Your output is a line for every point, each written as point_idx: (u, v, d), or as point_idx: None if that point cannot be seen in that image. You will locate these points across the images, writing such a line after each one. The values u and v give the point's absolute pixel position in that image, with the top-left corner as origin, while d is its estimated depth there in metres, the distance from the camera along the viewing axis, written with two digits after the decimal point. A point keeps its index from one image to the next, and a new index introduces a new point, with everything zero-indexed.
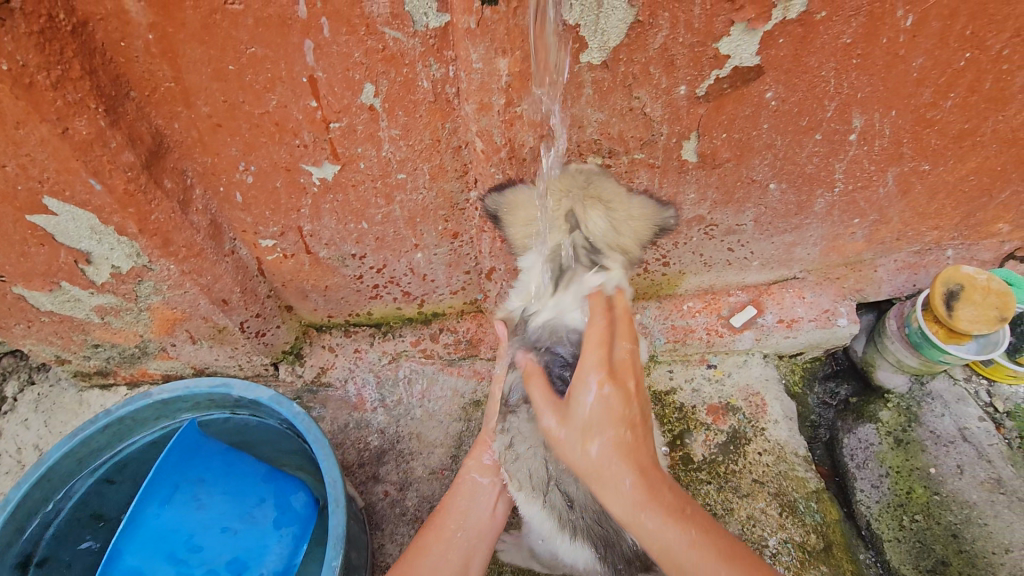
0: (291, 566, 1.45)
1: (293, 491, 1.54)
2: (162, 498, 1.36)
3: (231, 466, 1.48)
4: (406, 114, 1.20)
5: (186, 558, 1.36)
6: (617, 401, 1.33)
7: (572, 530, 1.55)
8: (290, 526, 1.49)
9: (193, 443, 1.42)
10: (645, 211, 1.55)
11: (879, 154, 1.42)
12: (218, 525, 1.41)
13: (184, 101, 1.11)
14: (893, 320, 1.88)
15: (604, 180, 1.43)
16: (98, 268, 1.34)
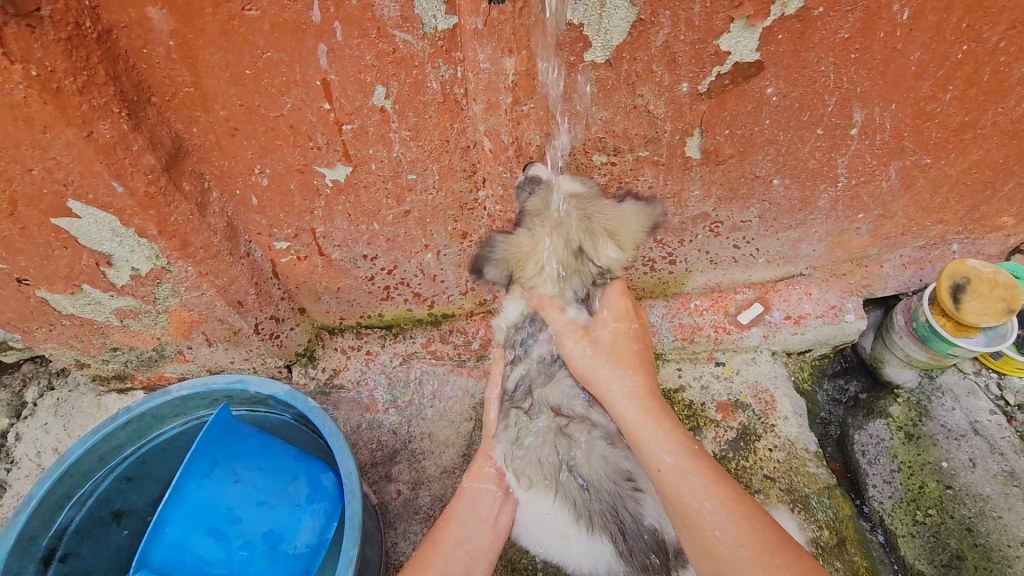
0: (323, 542, 1.42)
1: (323, 470, 1.48)
2: (202, 472, 1.34)
3: (266, 446, 1.46)
4: (416, 115, 1.24)
5: (225, 530, 1.35)
6: (635, 330, 1.46)
7: (589, 522, 1.49)
8: (322, 503, 1.44)
9: (226, 425, 1.38)
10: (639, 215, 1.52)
11: (882, 148, 1.44)
12: (256, 498, 1.40)
13: (203, 105, 1.16)
14: (900, 315, 1.89)
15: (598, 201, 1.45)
16: (118, 271, 1.38)
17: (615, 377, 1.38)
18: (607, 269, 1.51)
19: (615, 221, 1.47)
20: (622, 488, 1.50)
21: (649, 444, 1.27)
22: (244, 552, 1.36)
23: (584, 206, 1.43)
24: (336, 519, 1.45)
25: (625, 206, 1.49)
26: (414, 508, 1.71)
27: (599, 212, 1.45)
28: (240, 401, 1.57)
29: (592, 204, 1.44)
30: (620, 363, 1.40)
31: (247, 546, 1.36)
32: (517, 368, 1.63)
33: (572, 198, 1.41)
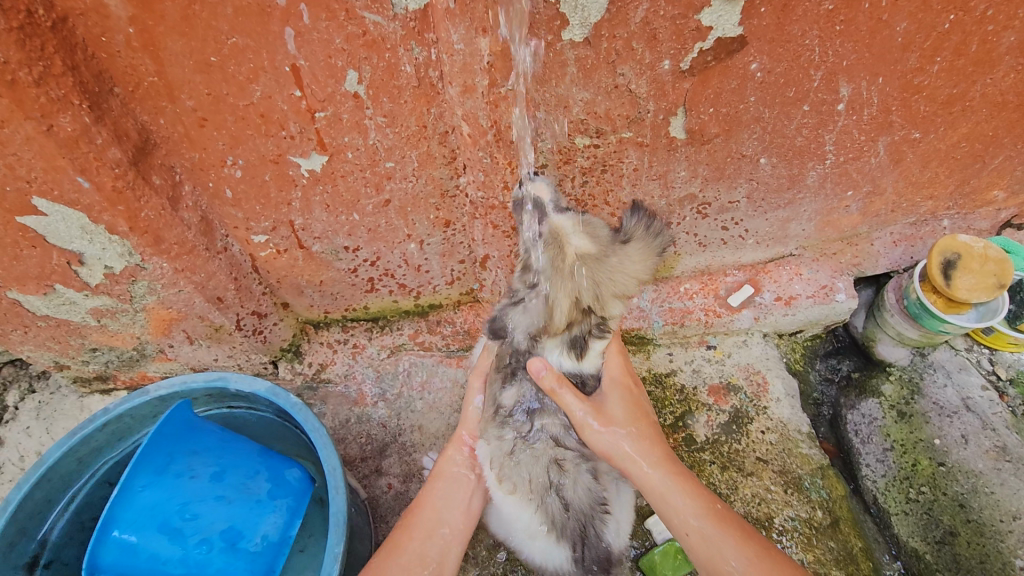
0: (286, 539, 1.40)
1: (287, 465, 1.47)
2: (155, 469, 1.30)
3: (229, 442, 1.44)
4: (391, 100, 1.20)
5: (181, 526, 1.31)
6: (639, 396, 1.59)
7: (559, 532, 1.59)
8: (285, 498, 1.42)
9: (184, 420, 1.36)
10: (643, 254, 1.52)
11: (869, 122, 1.41)
12: (214, 493, 1.36)
13: (169, 95, 1.12)
14: (891, 293, 1.87)
15: (605, 263, 1.47)
16: (91, 269, 1.34)
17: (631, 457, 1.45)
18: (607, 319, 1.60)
19: (624, 276, 1.50)
20: (595, 512, 1.58)
21: (666, 519, 1.37)
22: (202, 550, 1.32)
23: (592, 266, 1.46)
24: (299, 516, 1.44)
25: (630, 248, 1.51)
26: (406, 501, 1.70)
27: (607, 274, 1.48)
28: (218, 400, 1.55)
29: (598, 258, 1.46)
30: (636, 446, 1.45)
31: (205, 543, 1.32)
32: (511, 389, 1.66)
33: (580, 257, 1.44)
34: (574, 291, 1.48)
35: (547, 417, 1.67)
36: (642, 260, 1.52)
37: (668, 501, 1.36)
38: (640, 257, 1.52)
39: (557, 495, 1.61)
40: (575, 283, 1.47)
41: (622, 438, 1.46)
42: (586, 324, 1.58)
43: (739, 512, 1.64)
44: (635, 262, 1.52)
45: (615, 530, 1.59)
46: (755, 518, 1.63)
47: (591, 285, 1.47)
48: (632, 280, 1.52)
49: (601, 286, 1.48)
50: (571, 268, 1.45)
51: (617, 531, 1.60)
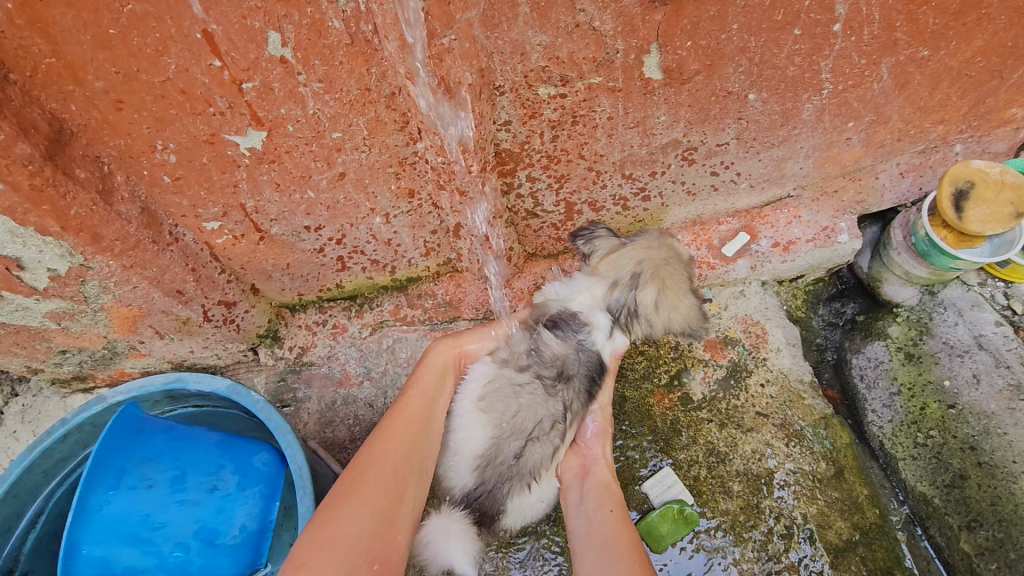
0: (265, 524, 1.42)
1: (252, 453, 1.46)
2: (108, 484, 1.28)
3: (181, 441, 1.39)
4: (324, 63, 1.07)
5: (150, 536, 1.31)
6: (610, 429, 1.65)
7: (484, 464, 1.48)
8: (255, 487, 1.43)
9: (131, 427, 1.31)
10: (687, 314, 1.63)
11: (870, 43, 1.25)
12: (175, 498, 1.34)
13: (73, 77, 1.00)
14: (898, 231, 1.75)
15: (676, 266, 1.62)
16: (35, 273, 1.25)
17: (595, 449, 1.55)
18: (641, 311, 1.62)
19: (673, 295, 1.61)
20: (523, 476, 1.50)
21: (596, 501, 1.43)
22: (179, 553, 1.32)
23: (669, 252, 1.61)
24: (275, 500, 1.45)
25: (688, 299, 1.63)
26: None
27: (670, 275, 1.60)
28: (181, 400, 1.56)
29: (676, 266, 1.62)
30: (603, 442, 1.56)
31: (180, 547, 1.32)
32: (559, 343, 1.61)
33: (673, 251, 1.62)
34: (643, 254, 1.59)
35: (566, 391, 1.56)
36: (683, 319, 1.63)
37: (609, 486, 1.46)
38: (689, 314, 1.63)
39: (521, 444, 1.50)
40: (646, 255, 1.59)
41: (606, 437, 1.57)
42: (620, 296, 1.62)
43: (738, 470, 1.59)
44: (677, 310, 1.62)
45: (516, 513, 1.53)
46: (755, 474, 1.59)
47: (653, 267, 1.59)
48: (663, 313, 1.61)
49: (660, 272, 1.59)
50: (651, 247, 1.60)
51: (519, 512, 1.53)
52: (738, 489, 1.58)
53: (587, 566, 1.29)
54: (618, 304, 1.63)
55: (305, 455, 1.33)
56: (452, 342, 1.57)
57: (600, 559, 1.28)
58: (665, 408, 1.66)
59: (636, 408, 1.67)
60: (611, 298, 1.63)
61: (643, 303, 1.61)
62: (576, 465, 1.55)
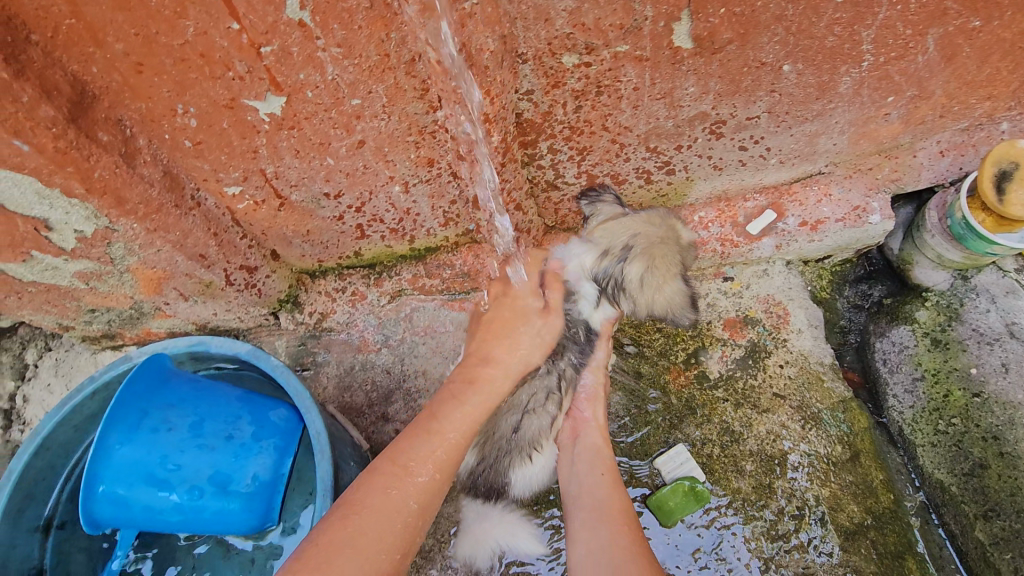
0: (279, 476, 1.44)
1: (270, 407, 1.48)
2: (129, 426, 1.35)
3: (203, 391, 1.44)
4: (343, 27, 1.05)
5: (166, 477, 1.37)
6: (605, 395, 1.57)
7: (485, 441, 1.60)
8: (270, 439, 1.45)
9: (153, 376, 1.38)
10: (671, 299, 1.59)
11: (917, 12, 1.18)
12: (194, 442, 1.40)
13: (93, 39, 0.99)
14: (933, 212, 1.68)
15: (668, 248, 1.55)
16: (62, 234, 1.28)
17: (588, 414, 1.54)
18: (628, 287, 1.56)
19: (658, 276, 1.55)
20: (524, 449, 1.58)
21: (588, 465, 1.44)
22: (193, 496, 1.38)
23: (665, 229, 1.55)
24: (289, 454, 1.46)
25: (676, 284, 1.59)
26: None
27: (660, 253, 1.54)
28: (207, 361, 1.60)
29: (670, 248, 1.56)
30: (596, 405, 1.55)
31: (195, 490, 1.38)
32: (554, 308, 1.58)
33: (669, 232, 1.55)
34: (639, 228, 1.52)
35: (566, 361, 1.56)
36: (664, 303, 1.59)
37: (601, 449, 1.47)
38: (672, 299, 1.60)
39: (518, 418, 1.57)
40: (644, 230, 1.52)
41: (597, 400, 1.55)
42: (609, 265, 1.55)
43: (752, 449, 1.59)
44: (663, 293, 1.58)
45: (522, 484, 1.60)
46: (767, 454, 1.58)
47: (647, 244, 1.52)
48: (647, 292, 1.57)
49: (652, 249, 1.52)
50: (650, 222, 1.53)
51: (525, 482, 1.60)
52: (750, 469, 1.58)
53: (577, 524, 1.32)
54: (607, 274, 1.56)
55: (324, 421, 1.35)
56: (508, 373, 1.42)
57: (590, 520, 1.30)
58: (681, 387, 1.66)
59: (652, 385, 1.67)
60: (602, 266, 1.56)
61: (630, 277, 1.55)
62: (568, 427, 1.56)
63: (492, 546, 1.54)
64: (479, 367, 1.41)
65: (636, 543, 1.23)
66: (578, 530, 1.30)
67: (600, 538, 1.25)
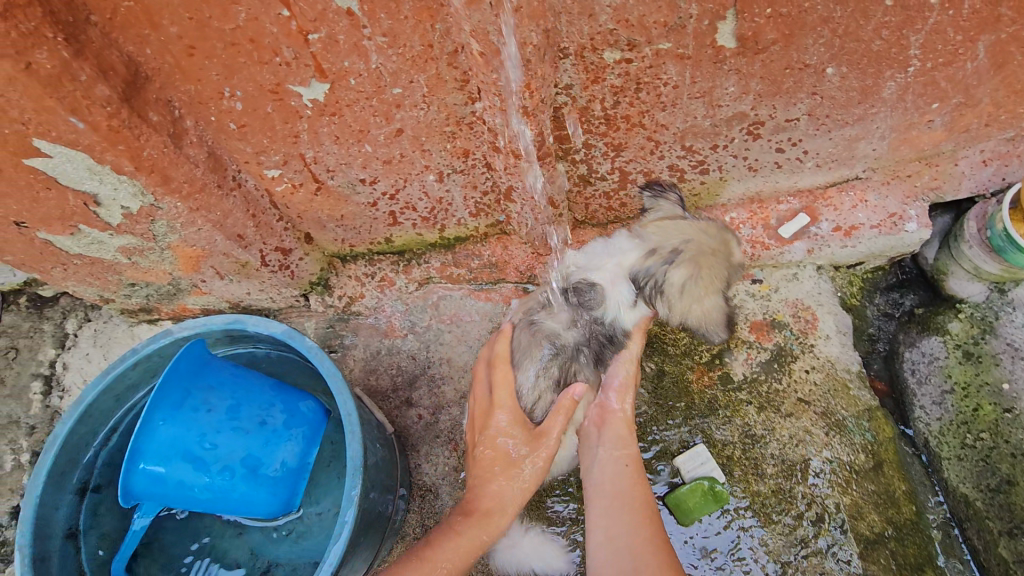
0: (305, 465, 1.50)
1: (300, 398, 1.53)
2: (172, 405, 1.39)
3: (240, 377, 1.49)
4: (389, 17, 1.06)
5: (201, 456, 1.41)
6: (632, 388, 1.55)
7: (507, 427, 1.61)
8: (300, 428, 1.50)
9: (198, 358, 1.43)
10: (708, 309, 1.67)
11: (970, 18, 1.15)
12: (229, 424, 1.44)
13: (149, 21, 1.02)
14: (972, 223, 1.66)
15: (712, 259, 1.66)
16: (110, 210, 1.32)
17: (616, 404, 1.54)
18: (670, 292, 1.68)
19: (696, 288, 1.66)
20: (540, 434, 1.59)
21: (611, 452, 1.47)
22: (225, 476, 1.42)
23: (708, 237, 1.66)
24: (315, 444, 1.52)
25: (717, 297, 1.68)
26: (435, 431, 1.73)
27: (708, 265, 1.66)
28: (243, 341, 1.64)
29: (718, 259, 1.67)
30: (625, 395, 1.54)
31: (227, 470, 1.42)
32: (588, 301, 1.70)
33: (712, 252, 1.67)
34: (686, 237, 1.65)
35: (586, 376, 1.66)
36: (699, 316, 1.67)
37: (626, 439, 1.48)
38: (710, 312, 1.68)
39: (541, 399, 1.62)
40: (698, 237, 1.65)
41: (626, 391, 1.55)
42: (653, 267, 1.68)
43: (774, 453, 1.59)
44: (701, 303, 1.67)
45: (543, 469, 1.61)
46: (788, 459, 1.58)
47: (696, 250, 1.65)
48: (686, 299, 1.67)
49: (699, 258, 1.65)
50: (706, 232, 1.66)
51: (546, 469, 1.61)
52: (771, 473, 1.57)
53: (598, 514, 1.38)
54: (648, 275, 1.69)
55: (355, 403, 1.38)
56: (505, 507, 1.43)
57: (611, 509, 1.37)
58: (704, 387, 1.66)
59: (675, 383, 1.67)
60: (646, 265, 1.69)
61: (672, 279, 1.67)
62: (595, 413, 1.56)
63: (523, 565, 1.57)
64: (483, 485, 1.46)
65: (656, 535, 1.30)
66: (598, 519, 1.37)
67: (620, 527, 1.33)
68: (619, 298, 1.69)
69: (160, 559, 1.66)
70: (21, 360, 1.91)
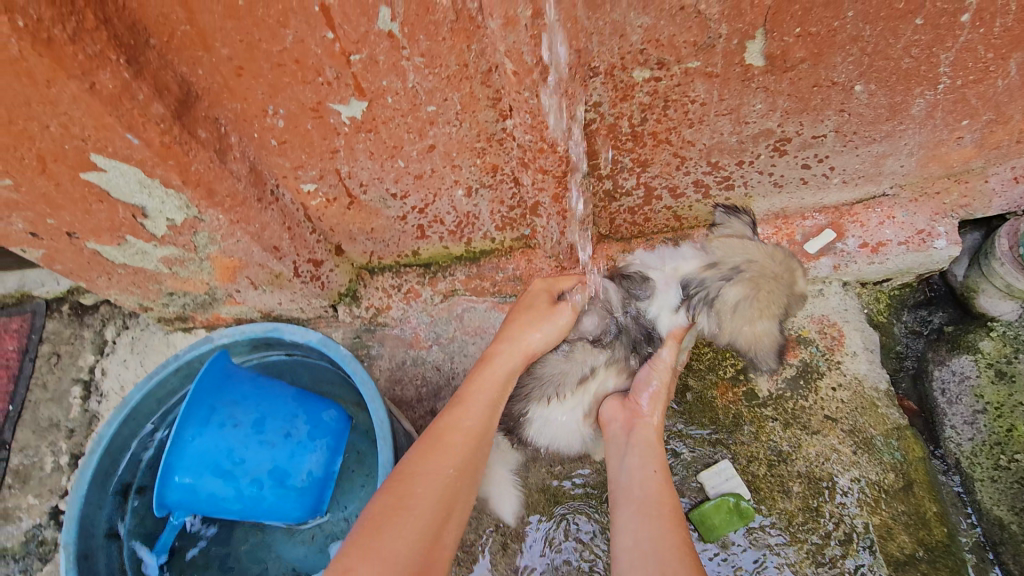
0: (330, 474, 1.51)
1: (323, 407, 1.55)
2: (200, 421, 1.44)
3: (263, 390, 1.52)
4: (428, 38, 1.11)
5: (230, 470, 1.45)
6: (664, 396, 1.55)
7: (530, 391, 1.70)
8: (324, 439, 1.52)
9: (220, 372, 1.46)
10: (756, 331, 1.63)
11: (1001, 36, 1.16)
12: (255, 439, 1.47)
13: (203, 43, 1.08)
14: (1004, 240, 1.64)
15: (767, 284, 1.61)
16: (156, 221, 1.38)
17: (647, 411, 1.53)
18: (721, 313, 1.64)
19: (746, 311, 1.62)
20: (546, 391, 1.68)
21: (640, 458, 1.44)
22: (254, 488, 1.46)
23: (769, 259, 1.60)
24: (340, 452, 1.54)
25: (767, 326, 1.64)
26: None
27: (766, 288, 1.60)
28: (277, 348, 1.68)
29: (779, 286, 1.61)
30: (658, 403, 1.54)
31: (255, 483, 1.45)
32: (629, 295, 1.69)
33: (765, 279, 1.60)
34: (747, 255, 1.60)
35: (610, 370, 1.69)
36: (749, 337, 1.64)
37: (655, 448, 1.46)
38: (761, 337, 1.64)
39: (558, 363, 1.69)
40: (762, 261, 1.60)
41: (659, 402, 1.54)
42: (707, 281, 1.65)
43: (800, 471, 1.57)
44: (746, 327, 1.63)
45: (540, 426, 1.67)
46: (815, 477, 1.56)
47: (757, 272, 1.60)
48: (736, 320, 1.63)
49: (756, 283, 1.61)
50: (772, 257, 1.61)
51: (543, 426, 1.67)
52: (797, 490, 1.56)
53: (626, 517, 1.34)
54: (701, 291, 1.65)
55: (387, 410, 1.40)
56: (519, 350, 1.52)
57: (637, 513, 1.33)
58: (729, 402, 1.65)
59: (698, 399, 1.67)
60: (704, 277, 1.65)
61: (727, 297, 1.63)
62: (622, 417, 1.56)
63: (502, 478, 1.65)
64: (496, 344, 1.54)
65: (685, 542, 1.25)
66: (626, 525, 1.31)
67: (647, 531, 1.28)
68: (664, 307, 1.68)
69: (191, 562, 1.70)
70: (63, 365, 1.99)
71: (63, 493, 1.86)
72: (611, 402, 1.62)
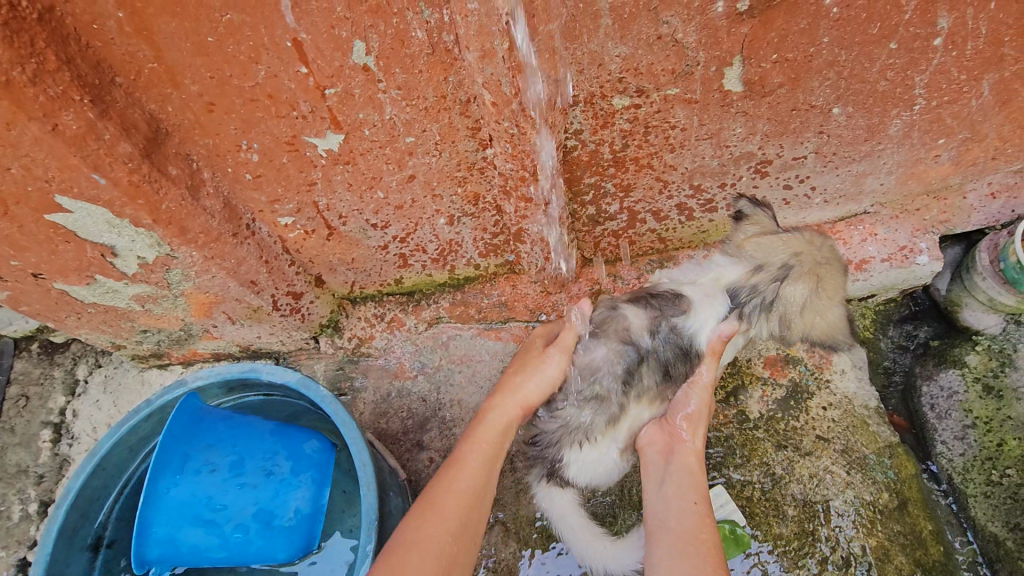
0: (319, 508, 1.46)
1: (303, 439, 1.50)
2: (174, 469, 1.37)
3: (238, 428, 1.45)
4: (404, 71, 1.10)
5: (212, 518, 1.39)
6: (703, 415, 1.43)
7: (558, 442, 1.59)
8: (307, 472, 1.47)
9: (192, 413, 1.40)
10: (826, 326, 1.53)
11: (973, 58, 1.17)
12: (235, 482, 1.42)
13: (172, 81, 1.05)
14: (984, 254, 1.65)
15: (832, 271, 1.49)
16: (126, 260, 1.33)
17: (687, 435, 1.40)
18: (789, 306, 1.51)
19: (814, 308, 1.50)
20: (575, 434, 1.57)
21: (677, 488, 1.28)
22: (239, 534, 1.40)
23: (815, 256, 1.48)
24: (326, 485, 1.49)
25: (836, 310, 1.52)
26: None
27: (829, 275, 1.49)
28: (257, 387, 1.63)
29: (836, 269, 1.49)
30: (699, 428, 1.41)
31: (240, 529, 1.40)
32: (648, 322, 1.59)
33: (829, 262, 1.48)
34: (795, 249, 1.48)
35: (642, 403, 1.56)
36: (824, 329, 1.53)
37: (694, 473, 1.31)
38: (834, 325, 1.53)
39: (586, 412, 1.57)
40: (805, 249, 1.48)
41: (697, 422, 1.42)
42: (756, 287, 1.52)
43: (794, 494, 1.55)
44: (819, 318, 1.51)
45: (579, 467, 1.56)
46: (811, 500, 1.54)
47: (810, 263, 1.48)
48: (808, 316, 1.51)
49: (818, 271, 1.48)
50: (811, 242, 1.49)
51: (581, 468, 1.55)
52: (792, 515, 1.53)
53: (659, 551, 1.17)
54: (749, 296, 1.53)
55: (368, 451, 1.35)
56: (515, 400, 1.40)
57: (672, 547, 1.16)
58: (718, 426, 1.63)
59: None
60: (749, 283, 1.53)
61: (791, 296, 1.50)
62: (660, 441, 1.43)
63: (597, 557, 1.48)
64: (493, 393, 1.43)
65: None
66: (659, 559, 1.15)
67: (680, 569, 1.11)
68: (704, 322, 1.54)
69: None
70: (31, 408, 1.90)
71: (32, 544, 1.77)
72: (650, 426, 1.50)
